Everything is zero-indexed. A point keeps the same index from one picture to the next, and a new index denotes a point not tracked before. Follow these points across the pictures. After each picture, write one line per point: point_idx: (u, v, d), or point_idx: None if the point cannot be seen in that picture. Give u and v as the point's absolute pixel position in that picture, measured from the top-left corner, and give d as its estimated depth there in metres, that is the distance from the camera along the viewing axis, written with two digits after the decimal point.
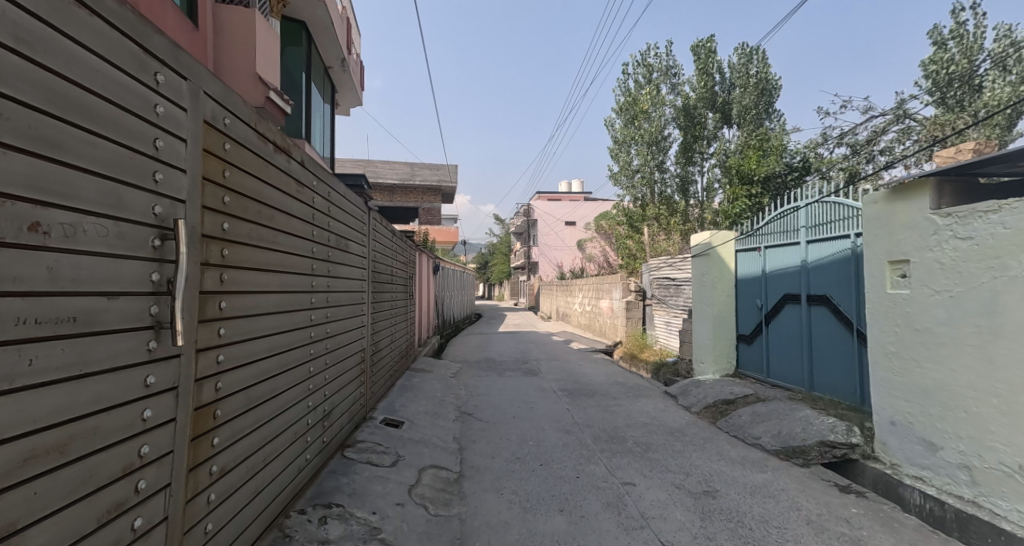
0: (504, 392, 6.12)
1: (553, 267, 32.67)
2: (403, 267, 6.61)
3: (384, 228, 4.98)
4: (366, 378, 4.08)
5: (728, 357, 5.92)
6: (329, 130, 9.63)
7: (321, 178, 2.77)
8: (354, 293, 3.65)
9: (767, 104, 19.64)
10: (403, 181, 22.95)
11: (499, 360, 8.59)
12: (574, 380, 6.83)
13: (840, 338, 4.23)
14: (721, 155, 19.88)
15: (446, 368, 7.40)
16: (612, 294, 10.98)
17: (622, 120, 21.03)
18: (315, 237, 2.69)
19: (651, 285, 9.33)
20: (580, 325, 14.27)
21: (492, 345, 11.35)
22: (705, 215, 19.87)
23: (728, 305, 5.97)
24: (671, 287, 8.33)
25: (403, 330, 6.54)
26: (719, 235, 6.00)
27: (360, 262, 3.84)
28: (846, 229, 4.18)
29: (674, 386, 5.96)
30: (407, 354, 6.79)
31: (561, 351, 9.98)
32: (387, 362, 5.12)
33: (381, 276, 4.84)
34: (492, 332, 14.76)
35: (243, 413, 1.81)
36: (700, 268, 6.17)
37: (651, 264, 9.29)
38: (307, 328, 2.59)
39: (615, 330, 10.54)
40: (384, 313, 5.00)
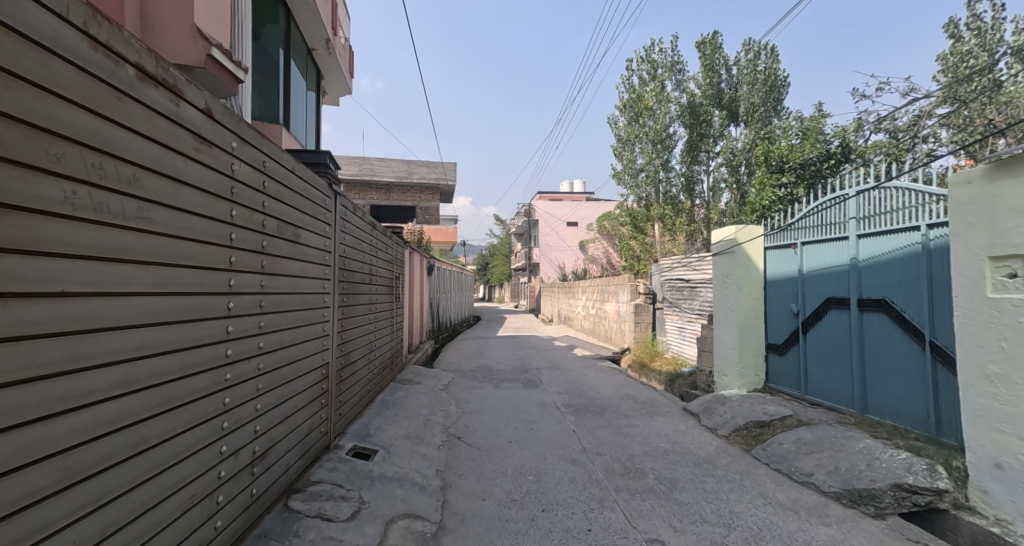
0: (500, 407, 5.40)
1: (554, 268, 32.02)
2: (388, 266, 5.89)
3: (358, 218, 4.25)
4: (330, 399, 3.35)
5: (757, 369, 5.20)
6: (314, 121, 8.99)
7: (246, 140, 2.04)
8: (309, 296, 2.91)
9: (775, 101, 18.93)
10: (400, 179, 22.27)
11: (496, 369, 7.88)
12: (579, 393, 6.12)
13: (904, 352, 3.50)
14: (727, 153, 19.20)
15: (437, 378, 6.68)
16: (618, 297, 10.26)
17: (625, 117, 20.35)
18: (237, 218, 1.96)
19: (663, 286, 8.61)
20: (583, 330, 13.57)
21: (489, 350, 10.63)
22: (711, 216, 19.16)
23: (756, 310, 5.24)
24: (687, 289, 7.60)
25: (387, 337, 5.81)
26: (746, 231, 5.27)
27: (320, 257, 3.11)
28: (914, 220, 3.44)
29: (695, 402, 5.23)
30: (391, 364, 6.05)
31: (565, 358, 9.26)
32: (363, 375, 4.40)
33: (355, 274, 4.12)
34: (490, 336, 14.04)
35: (58, 497, 1.08)
36: (724, 268, 5.45)
37: (662, 265, 8.58)
38: (222, 344, 1.86)
39: (622, 335, 9.83)
40: (358, 318, 4.26)
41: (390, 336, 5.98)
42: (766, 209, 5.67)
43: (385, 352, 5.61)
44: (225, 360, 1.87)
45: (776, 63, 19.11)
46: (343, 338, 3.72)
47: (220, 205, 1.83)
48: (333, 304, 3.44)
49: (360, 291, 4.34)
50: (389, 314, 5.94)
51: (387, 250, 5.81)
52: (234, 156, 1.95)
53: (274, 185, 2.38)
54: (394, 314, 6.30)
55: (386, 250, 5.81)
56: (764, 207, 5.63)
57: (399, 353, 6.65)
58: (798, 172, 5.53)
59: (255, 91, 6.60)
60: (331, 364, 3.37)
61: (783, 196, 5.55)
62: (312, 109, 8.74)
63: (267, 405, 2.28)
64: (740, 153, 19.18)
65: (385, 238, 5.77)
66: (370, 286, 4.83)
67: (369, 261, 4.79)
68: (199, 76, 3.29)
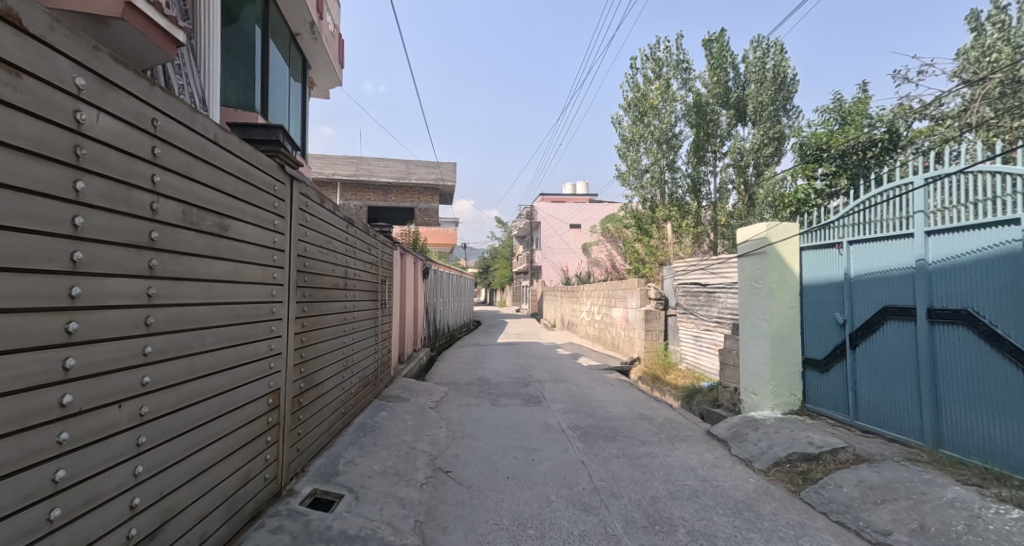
0: (497, 430, 4.72)
1: (557, 272, 31.36)
2: (371, 269, 5.24)
3: (328, 212, 3.60)
4: (281, 435, 2.66)
5: (792, 388, 4.53)
6: (299, 115, 8.42)
7: (110, 78, 1.36)
8: (244, 308, 2.23)
9: (785, 100, 18.31)
10: (398, 180, 21.69)
11: (494, 382, 7.20)
12: (587, 412, 5.45)
13: (998, 375, 2.82)
14: (735, 154, 18.57)
15: (428, 394, 6.02)
16: (627, 302, 9.59)
17: (629, 117, 19.70)
18: (87, 194, 1.28)
19: (677, 291, 7.95)
20: (588, 337, 12.91)
21: (488, 359, 9.97)
22: (719, 217, 18.51)
23: (790, 319, 4.59)
24: (704, 295, 6.96)
25: (369, 349, 5.15)
26: (779, 228, 4.63)
27: (264, 257, 2.44)
28: (1009, 212, 2.80)
29: (721, 426, 4.54)
30: (374, 381, 5.37)
31: (570, 369, 8.60)
32: (333, 397, 3.72)
33: (323, 278, 3.47)
34: (490, 342, 13.36)
35: None
36: (752, 271, 4.80)
37: (675, 268, 7.95)
38: (54, 388, 1.18)
39: (631, 345, 9.15)
40: (327, 330, 3.60)
41: (372, 349, 5.31)
42: (800, 205, 5.02)
43: (365, 367, 4.94)
44: (60, 414, 1.19)
45: (785, 61, 18.51)
46: (303, 357, 3.04)
47: (44, 171, 1.15)
48: (287, 316, 2.77)
49: (330, 298, 3.67)
50: (371, 323, 5.29)
51: (369, 251, 5.15)
52: (83, 101, 1.26)
53: (177, 156, 1.70)
54: (378, 323, 5.64)
55: (369, 252, 5.15)
56: (798, 202, 5.01)
57: (384, 367, 5.99)
58: (838, 161, 4.79)
59: (227, 77, 6.02)
60: (282, 392, 2.69)
61: (821, 190, 4.88)
62: (296, 102, 8.17)
63: (158, 465, 1.58)
64: (748, 153, 18.57)
65: (368, 237, 5.11)
66: (346, 293, 4.17)
67: (345, 263, 4.13)
68: (121, 33, 2.67)
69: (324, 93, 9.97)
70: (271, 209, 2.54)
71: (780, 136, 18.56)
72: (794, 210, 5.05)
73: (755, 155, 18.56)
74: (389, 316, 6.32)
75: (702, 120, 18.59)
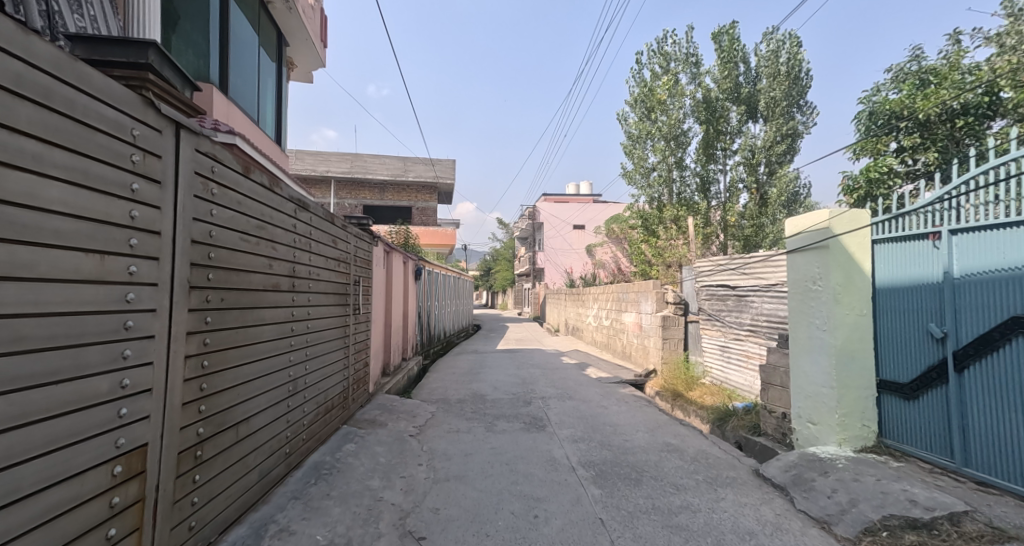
0: (491, 470, 3.78)
1: (561, 274, 30.54)
2: (338, 267, 4.31)
3: (261, 188, 2.67)
4: (145, 521, 1.70)
5: (864, 419, 3.56)
6: (273, 96, 7.57)
7: None
8: (43, 325, 1.29)
9: (798, 95, 17.53)
10: (394, 177, 20.87)
11: (491, 400, 6.26)
12: (601, 443, 4.51)
13: None
14: (746, 151, 17.74)
15: (410, 417, 5.09)
16: (640, 307, 8.66)
17: (635, 114, 18.66)
18: None
19: (699, 295, 7.08)
20: (595, 345, 11.99)
21: (485, 370, 9.03)
22: (730, 218, 17.65)
23: (861, 331, 3.63)
24: (734, 299, 6.15)
25: (334, 366, 4.21)
26: (846, 215, 3.68)
27: (103, 239, 1.49)
28: None
29: (773, 466, 3.57)
30: (341, 403, 4.43)
31: (577, 381, 7.69)
32: (267, 438, 2.78)
33: (250, 277, 2.53)
34: (489, 349, 12.43)
35: None
36: (809, 270, 3.86)
37: (696, 269, 7.10)
38: None
39: (645, 355, 8.22)
40: (258, 347, 2.66)
41: (338, 365, 4.37)
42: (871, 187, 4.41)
43: (328, 387, 4.01)
44: None
45: (799, 54, 17.73)
46: (204, 391, 2.09)
47: None
48: (165, 332, 1.81)
49: (264, 304, 2.73)
50: (338, 334, 4.36)
51: (335, 246, 4.22)
52: None
53: None
54: (349, 334, 4.71)
55: (335, 247, 4.21)
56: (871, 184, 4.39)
57: (357, 385, 5.04)
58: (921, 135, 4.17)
59: (180, 43, 5.15)
60: (149, 451, 1.72)
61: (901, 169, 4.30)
62: (269, 81, 7.33)
63: None
64: (760, 150, 17.75)
65: (333, 229, 4.17)
66: (294, 296, 3.24)
67: (292, 258, 3.19)
68: None
69: (306, 76, 9.17)
70: (129, 167, 1.60)
71: (793, 133, 17.76)
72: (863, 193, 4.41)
73: (767, 152, 17.74)
74: (365, 324, 5.39)
75: (712, 116, 17.79)
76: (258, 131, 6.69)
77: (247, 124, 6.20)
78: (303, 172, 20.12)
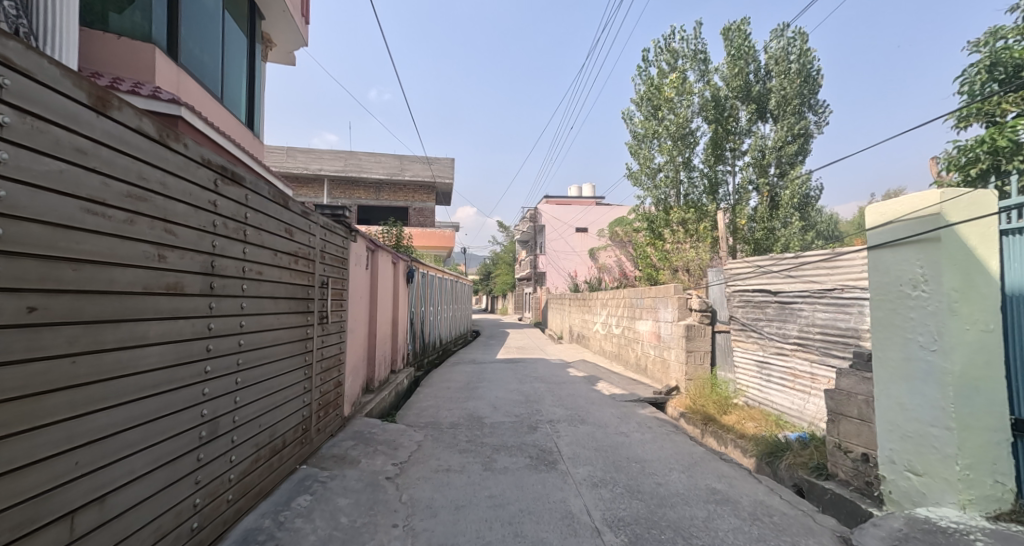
0: (489, 534, 2.83)
1: (563, 279, 29.66)
2: (295, 265, 3.37)
3: (143, 139, 1.74)
4: None
5: (995, 472, 2.65)
6: (245, 76, 6.71)
7: None
8: None
9: (810, 93, 16.76)
10: (390, 176, 20.02)
11: (490, 425, 5.32)
12: (628, 488, 3.59)
13: None
14: (756, 151, 16.94)
15: (391, 451, 4.16)
16: (657, 315, 7.75)
17: (642, 114, 17.47)
18: None
19: (730, 301, 6.19)
20: (604, 355, 11.08)
21: (484, 384, 8.11)
22: (740, 221, 16.78)
23: (987, 353, 2.72)
24: (776, 307, 5.31)
25: (289, 391, 3.29)
26: (965, 198, 2.76)
27: None
28: None
29: (871, 535, 2.64)
30: (300, 435, 3.50)
31: (588, 399, 6.78)
32: (157, 515, 1.86)
33: (113, 274, 1.60)
34: (487, 359, 11.49)
35: None
36: (910, 272, 2.95)
37: (726, 272, 6.24)
38: None
39: (664, 370, 7.30)
40: (136, 382, 1.74)
41: (296, 389, 3.44)
42: (998, 159, 4.29)
43: (278, 419, 3.09)
44: None
45: (810, 51, 16.97)
46: None
47: None
48: None
49: (151, 315, 1.80)
50: (296, 349, 3.43)
51: (291, 237, 3.29)
52: None
53: None
54: (312, 349, 3.77)
55: (291, 238, 3.28)
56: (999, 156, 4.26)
57: (325, 412, 4.10)
58: None
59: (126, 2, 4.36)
60: None
61: None
62: (239, 58, 6.47)
63: None
64: (771, 150, 16.96)
65: (288, 214, 3.23)
66: (214, 303, 2.30)
67: (212, 250, 2.26)
68: None
69: (286, 56, 8.32)
70: None
71: (805, 133, 16.95)
72: (989, 167, 4.34)
73: (777, 153, 16.96)
74: (338, 335, 4.46)
75: (721, 116, 16.98)
76: (223, 110, 5.81)
77: (206, 100, 5.33)
78: (295, 170, 19.30)
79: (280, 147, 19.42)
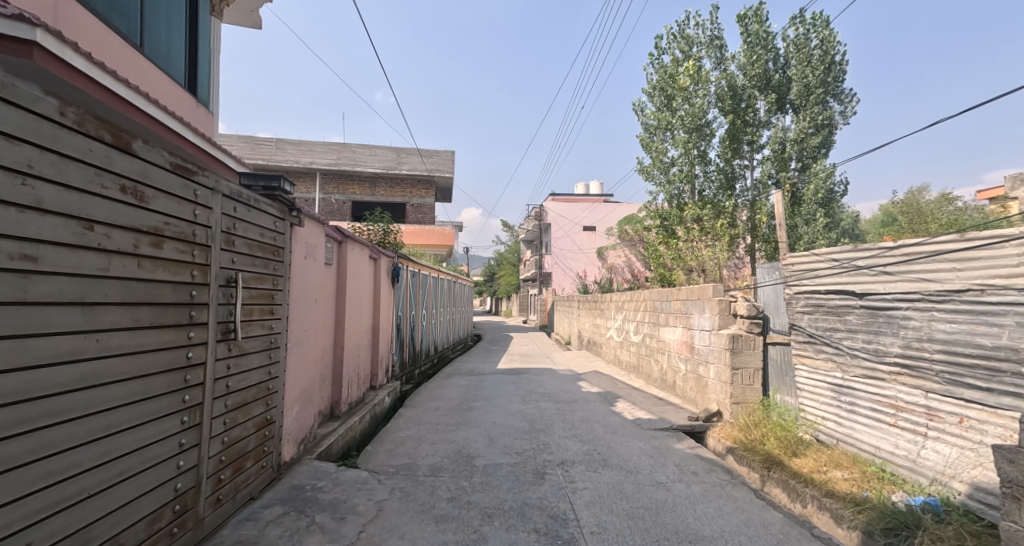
0: None
1: (569, 280, 28.44)
2: (157, 248, 2.04)
3: None
4: None
5: None
6: (183, 27, 5.45)
7: None
8: None
9: (835, 80, 15.35)
10: (386, 171, 18.87)
11: (482, 471, 4.02)
12: None
13: None
14: (776, 144, 15.60)
15: (333, 527, 2.85)
16: (690, 322, 6.42)
17: (654, 104, 16.13)
18: None
19: (790, 305, 4.88)
20: (619, 366, 9.75)
21: (482, 403, 6.82)
22: (760, 219, 15.42)
23: None
24: (864, 314, 3.99)
25: (142, 457, 1.97)
26: None
27: None
28: None
29: None
30: (172, 521, 2.18)
31: (607, 427, 5.49)
32: None
33: None
34: (488, 369, 10.22)
35: None
36: None
37: (786, 269, 4.91)
38: None
39: (700, 389, 5.98)
40: None
41: (165, 449, 2.12)
42: None
43: (107, 513, 1.78)
44: None
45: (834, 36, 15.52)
46: None
47: None
48: None
49: None
50: (163, 386, 2.11)
51: (145, 203, 1.97)
52: None
53: None
54: (207, 378, 2.46)
55: (144, 203, 1.96)
56: None
57: (241, 467, 2.82)
58: None
59: None
60: None
61: None
62: (171, 3, 5.21)
63: None
64: (792, 143, 15.60)
65: (134, 162, 1.90)
66: None
67: None
68: None
69: (249, 16, 7.09)
70: None
71: (830, 124, 15.57)
72: None
73: (799, 146, 15.61)
74: (263, 353, 3.16)
75: (738, 106, 15.66)
76: (134, 57, 4.50)
77: (99, 42, 4.04)
78: (284, 163, 18.03)
79: (269, 139, 18.17)
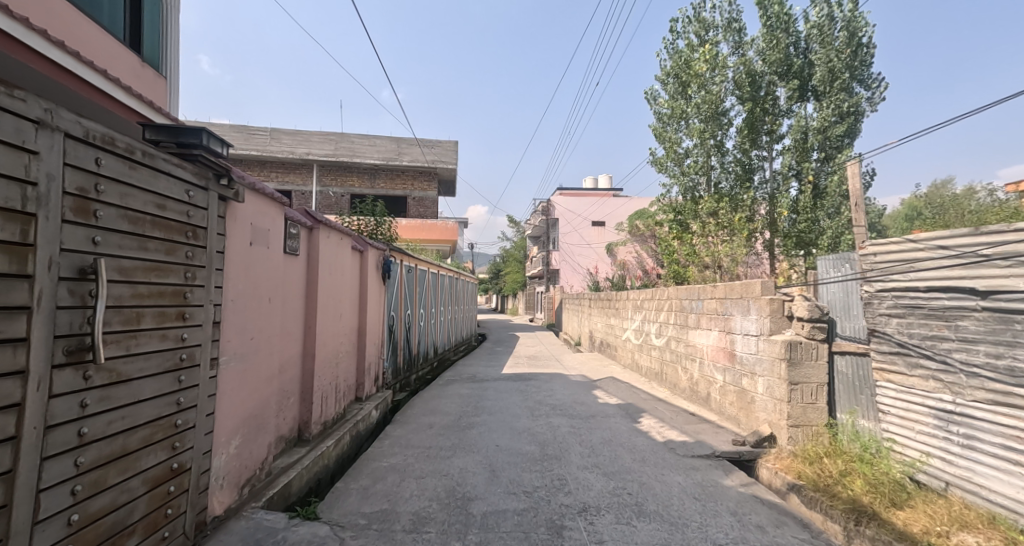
0: None
1: (577, 277, 27.45)
2: None
3: None
4: None
5: None
6: None
7: None
8: None
9: (862, 63, 14.09)
10: (386, 162, 17.96)
11: (481, 523, 3.05)
12: None
13: None
14: (798, 133, 14.42)
15: None
16: (729, 325, 5.42)
17: (668, 90, 15.06)
18: None
19: (869, 307, 3.87)
20: (638, 372, 8.76)
21: (484, 418, 5.87)
22: (780, 213, 14.30)
23: None
24: (993, 318, 2.98)
25: None
26: None
27: None
28: None
29: None
30: None
31: (633, 452, 4.52)
32: None
33: None
34: (492, 374, 9.28)
35: None
36: None
37: (865, 261, 3.89)
38: None
39: (744, 405, 4.99)
40: None
41: None
42: None
43: None
44: None
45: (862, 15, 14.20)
46: None
47: None
48: None
49: None
50: None
51: None
52: None
53: None
54: (28, 429, 1.51)
55: None
56: None
57: None
58: None
59: None
60: None
61: None
62: None
63: None
64: (814, 132, 14.41)
65: None
66: None
67: None
68: None
69: None
70: None
71: (856, 111, 14.31)
72: None
73: (821, 135, 14.37)
74: (166, 376, 2.22)
75: (757, 94, 14.59)
76: None
77: None
78: (280, 153, 17.19)
79: (263, 129, 17.32)
